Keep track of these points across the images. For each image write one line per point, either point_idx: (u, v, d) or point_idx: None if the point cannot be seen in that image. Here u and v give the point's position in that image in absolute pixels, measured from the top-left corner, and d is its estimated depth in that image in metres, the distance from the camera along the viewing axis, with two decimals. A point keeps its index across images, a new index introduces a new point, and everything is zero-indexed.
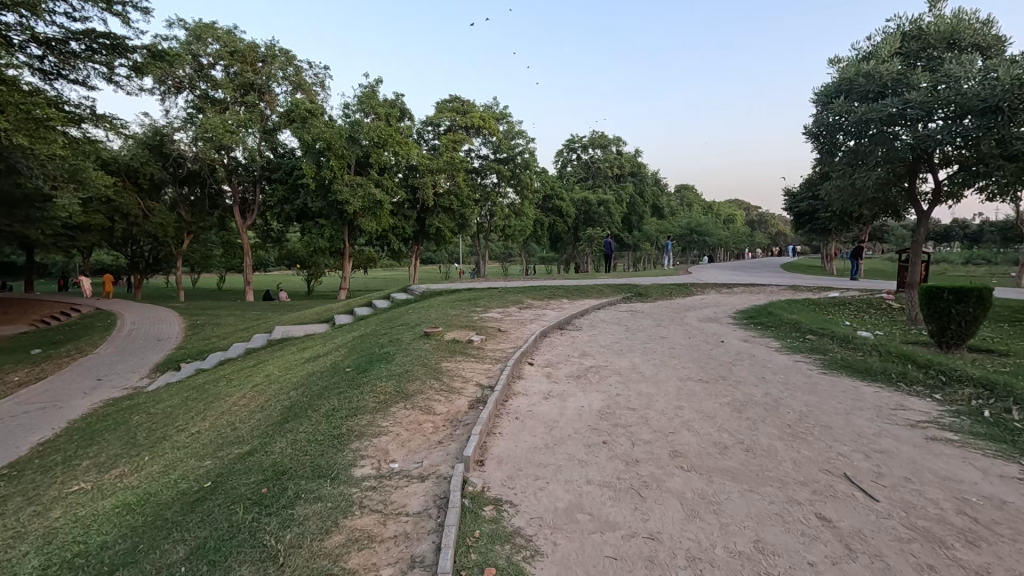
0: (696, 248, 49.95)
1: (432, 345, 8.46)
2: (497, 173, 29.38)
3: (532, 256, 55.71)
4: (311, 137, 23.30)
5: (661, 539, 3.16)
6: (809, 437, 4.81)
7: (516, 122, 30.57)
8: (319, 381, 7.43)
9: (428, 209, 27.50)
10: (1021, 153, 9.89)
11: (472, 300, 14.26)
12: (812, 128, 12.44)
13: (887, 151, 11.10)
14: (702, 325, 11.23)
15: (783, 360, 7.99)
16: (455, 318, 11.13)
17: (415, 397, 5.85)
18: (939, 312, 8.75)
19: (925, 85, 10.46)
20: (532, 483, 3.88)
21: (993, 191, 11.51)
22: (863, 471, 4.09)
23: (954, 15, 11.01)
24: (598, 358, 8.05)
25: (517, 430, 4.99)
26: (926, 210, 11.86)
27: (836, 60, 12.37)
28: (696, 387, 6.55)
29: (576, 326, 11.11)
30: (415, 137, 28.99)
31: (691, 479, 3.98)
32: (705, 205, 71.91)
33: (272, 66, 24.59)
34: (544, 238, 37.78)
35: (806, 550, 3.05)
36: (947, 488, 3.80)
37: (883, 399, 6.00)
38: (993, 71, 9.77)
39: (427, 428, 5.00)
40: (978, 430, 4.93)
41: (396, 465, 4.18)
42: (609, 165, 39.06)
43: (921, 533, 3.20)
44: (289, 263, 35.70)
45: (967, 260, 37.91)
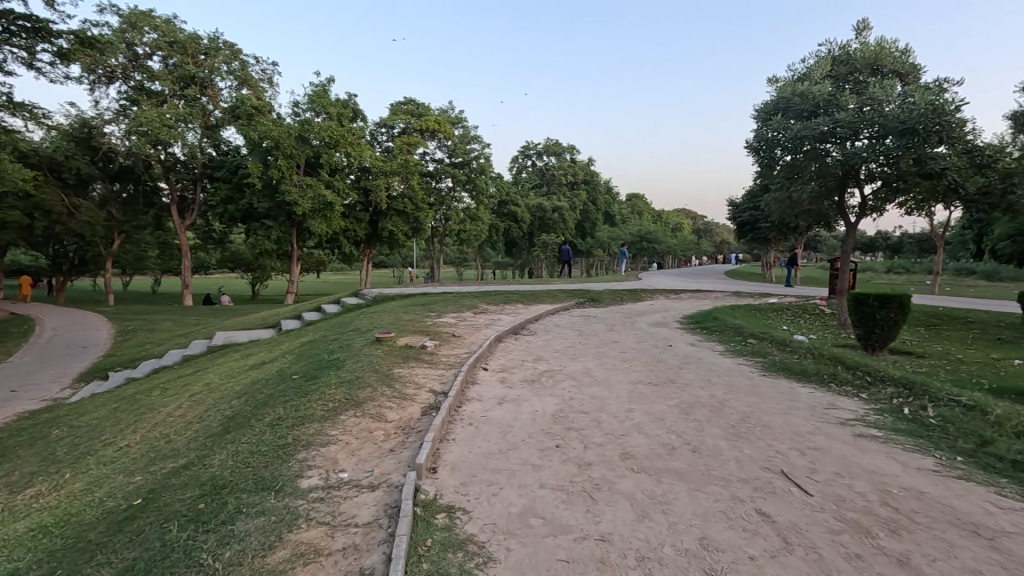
0: (646, 255, 51.53)
1: (385, 350, 8.29)
2: (452, 178, 29.21)
3: (487, 261, 55.82)
4: (258, 135, 22.42)
5: (612, 540, 3.21)
6: (751, 437, 5.04)
7: (471, 127, 30.54)
8: (264, 389, 7.12)
9: (381, 212, 26.95)
10: (935, 171, 10.86)
11: (426, 304, 14.11)
12: (753, 142, 13.11)
13: (820, 166, 11.87)
14: (652, 330, 11.55)
15: (727, 363, 8.34)
16: (408, 322, 10.97)
17: (366, 405, 5.70)
18: (866, 317, 9.38)
19: (853, 107, 11.29)
20: (486, 489, 3.86)
21: (911, 205, 12.54)
22: (799, 467, 4.33)
23: (876, 43, 11.98)
24: (552, 363, 8.14)
25: (472, 436, 4.96)
26: (854, 222, 12.74)
27: (774, 79, 13.15)
28: (645, 389, 6.74)
29: (531, 330, 11.20)
30: (368, 139, 28.46)
31: (641, 480, 4.08)
32: (655, 214, 74.37)
33: (215, 59, 23.52)
34: (499, 243, 37.89)
35: (748, 544, 3.19)
36: (873, 481, 4.08)
37: (816, 399, 6.39)
38: (910, 95, 10.70)
39: (378, 436, 4.88)
40: (899, 427, 5.33)
41: (345, 475, 4.05)
42: (563, 173, 39.77)
43: (850, 525, 3.42)
44: (232, 266, 34.05)
45: (889, 270, 40.95)
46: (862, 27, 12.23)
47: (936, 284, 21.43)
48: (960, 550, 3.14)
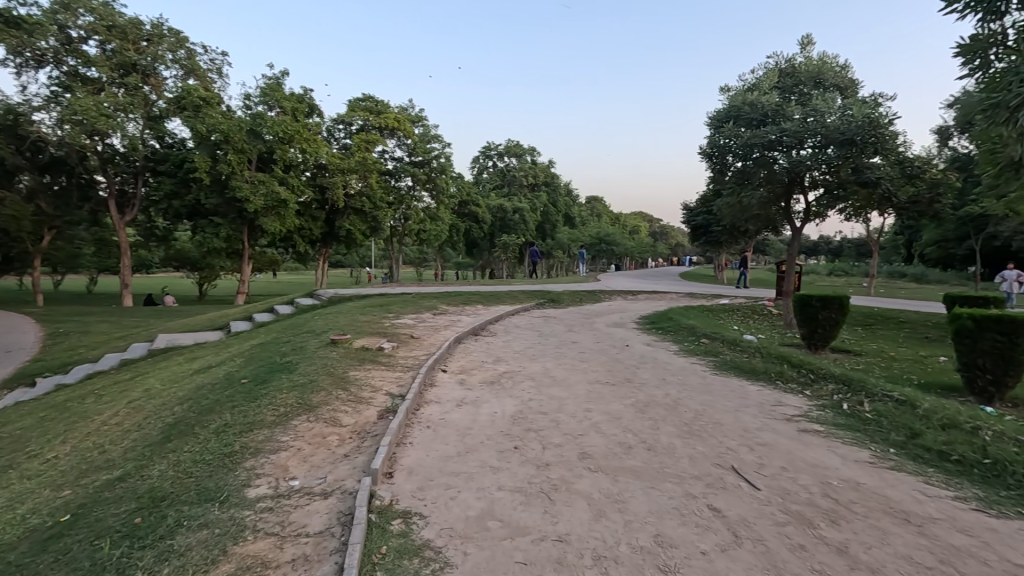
0: (605, 257, 52.47)
1: (341, 353, 8.06)
2: (412, 177, 28.85)
3: (448, 262, 55.37)
4: (206, 128, 21.39)
5: (569, 540, 3.23)
6: (703, 434, 5.20)
7: (431, 126, 30.24)
8: (210, 394, 6.78)
9: (338, 210, 26.29)
10: (872, 180, 11.55)
11: (383, 305, 13.84)
12: (706, 148, 13.56)
13: (768, 173, 12.42)
14: (610, 331, 11.75)
15: (681, 363, 8.56)
16: (365, 324, 10.72)
17: (319, 409, 5.52)
18: (810, 317, 9.86)
19: (798, 117, 11.87)
20: (443, 493, 3.81)
21: (850, 212, 13.30)
22: (748, 463, 4.49)
23: (819, 58, 12.66)
24: (511, 364, 8.15)
25: (429, 439, 4.88)
26: (799, 227, 13.38)
27: (727, 88, 13.68)
28: (603, 389, 6.84)
29: (491, 331, 11.19)
30: (325, 135, 27.72)
31: (598, 479, 4.12)
32: (612, 217, 75.82)
33: (159, 46, 22.30)
34: (460, 243, 37.66)
35: (700, 539, 3.27)
36: (815, 474, 4.28)
37: (764, 396, 6.67)
38: (849, 108, 11.37)
39: (331, 441, 4.73)
40: (838, 421, 5.63)
41: (296, 483, 3.90)
42: (523, 175, 39.95)
43: (794, 517, 3.57)
44: (177, 265, 32.30)
45: (830, 272, 43.37)
46: (806, 42, 12.89)
47: (871, 284, 22.84)
48: (893, 538, 3.33)
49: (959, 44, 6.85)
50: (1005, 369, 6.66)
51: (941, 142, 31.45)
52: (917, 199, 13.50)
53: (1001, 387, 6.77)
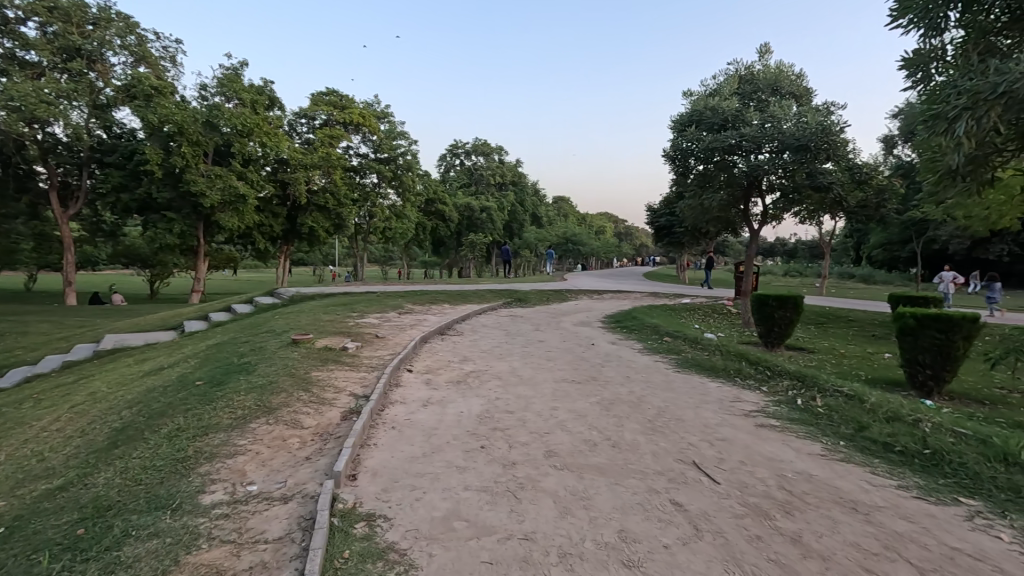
0: (572, 257, 53.00)
1: (302, 353, 7.83)
2: (377, 174, 28.31)
3: (414, 261, 54.71)
4: (158, 118, 20.33)
5: (535, 538, 3.24)
6: (666, 430, 5.32)
7: (398, 122, 29.80)
8: (161, 397, 6.46)
9: (299, 207, 25.54)
10: (825, 185, 12.08)
11: (347, 304, 13.56)
12: (669, 150, 13.86)
13: (728, 176, 12.84)
14: (576, 330, 11.85)
15: (645, 361, 8.73)
16: (328, 323, 10.46)
17: (279, 411, 5.35)
18: (767, 316, 10.23)
19: (756, 122, 12.30)
20: (409, 494, 3.75)
21: (804, 216, 13.86)
22: (708, 458, 4.62)
23: (775, 66, 13.16)
24: (478, 363, 8.12)
25: (395, 440, 4.81)
26: (757, 229, 13.85)
27: (689, 93, 14.07)
28: (569, 387, 6.90)
29: (458, 331, 11.12)
30: (286, 129, 26.93)
31: (564, 477, 4.16)
32: (579, 217, 76.63)
33: (106, 31, 21.15)
34: (427, 242, 37.24)
35: (662, 534, 3.34)
36: (772, 467, 4.45)
37: (724, 393, 6.88)
38: (804, 115, 11.89)
39: (292, 444, 4.59)
40: (793, 416, 5.87)
41: (255, 488, 3.77)
42: (491, 174, 39.87)
43: (751, 509, 3.70)
44: (126, 262, 30.75)
45: (785, 273, 45.12)
46: (764, 51, 13.38)
47: (823, 284, 23.93)
48: (842, 526, 3.49)
49: (905, 57, 7.15)
50: (943, 365, 7.10)
51: (887, 150, 33.24)
52: (865, 204, 14.19)
53: (939, 381, 7.21)
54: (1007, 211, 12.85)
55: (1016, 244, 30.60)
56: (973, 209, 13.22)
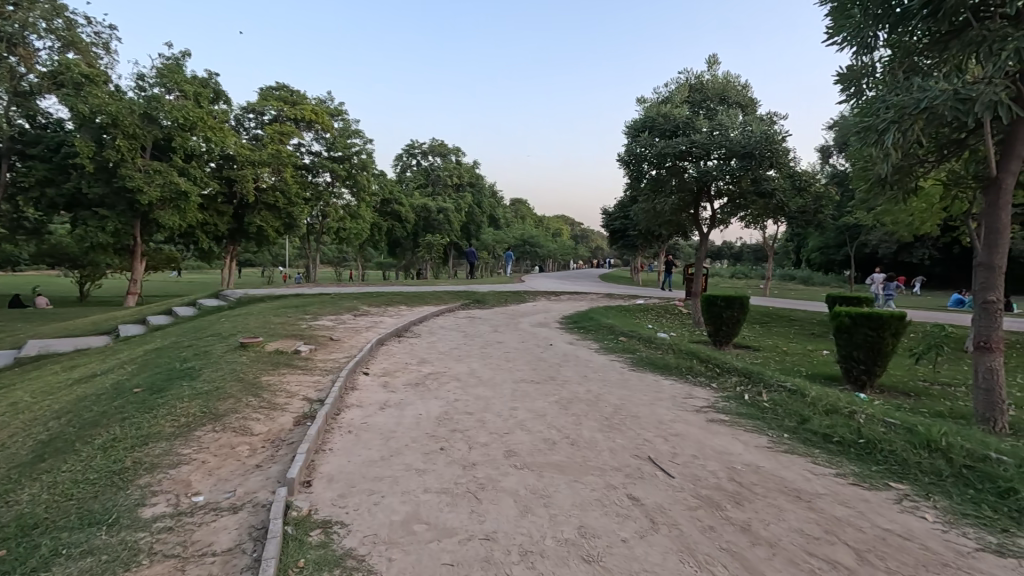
0: (529, 259, 53.41)
1: (250, 357, 7.50)
2: (330, 172, 27.51)
3: (369, 262, 53.56)
4: (89, 109, 18.95)
5: (496, 538, 3.23)
6: (622, 427, 5.44)
7: (352, 120, 29.11)
8: (93, 406, 6.03)
9: (247, 205, 24.47)
10: (768, 191, 12.72)
11: (298, 306, 13.10)
12: (623, 155, 14.19)
13: (679, 181, 13.30)
14: (534, 330, 11.95)
15: (602, 360, 8.89)
16: (278, 326, 10.08)
17: (226, 418, 5.10)
18: (715, 316, 10.65)
19: (705, 130, 12.83)
20: (366, 499, 3.66)
21: (749, 220, 14.52)
22: (663, 453, 4.76)
23: (723, 77, 13.76)
24: (436, 365, 8.04)
25: (351, 444, 4.68)
26: (706, 233, 14.40)
27: (643, 99, 14.51)
28: (528, 387, 6.94)
29: (415, 332, 10.97)
30: (232, 124, 25.81)
31: (524, 476, 4.18)
32: (536, 219, 77.37)
33: (29, 12, 19.58)
34: (382, 242, 36.55)
35: (621, 528, 3.42)
36: (722, 460, 4.64)
37: (676, 390, 7.11)
38: (749, 125, 12.52)
39: (241, 452, 4.39)
40: (740, 411, 6.14)
41: (201, 499, 3.57)
42: (448, 175, 39.67)
43: (704, 500, 3.84)
44: (52, 262, 28.57)
45: (731, 275, 47.16)
46: (712, 61, 13.97)
47: (767, 286, 25.31)
48: (787, 513, 3.68)
49: (839, 71, 7.41)
50: (874, 360, 7.61)
51: (824, 159, 35.38)
52: (804, 209, 15.03)
53: (871, 376, 7.71)
54: (927, 217, 13.94)
55: (935, 248, 33.35)
56: (898, 216, 14.27)
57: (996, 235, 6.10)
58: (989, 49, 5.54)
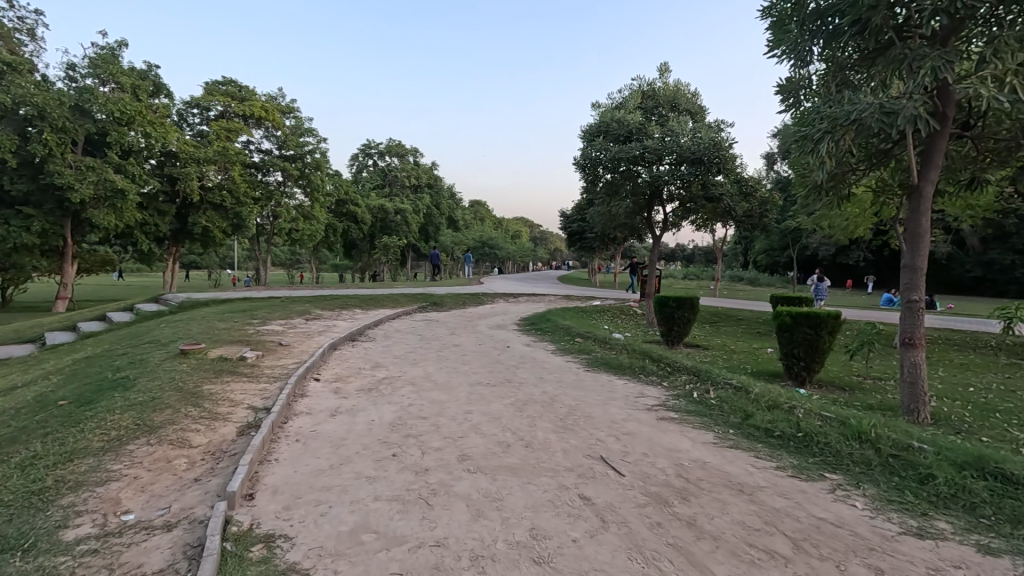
0: (488, 260, 53.44)
1: (192, 365, 7.14)
2: (282, 171, 26.57)
3: (324, 263, 52.16)
4: (12, 99, 17.57)
5: (446, 544, 3.20)
6: (576, 427, 5.52)
7: (304, 118, 28.24)
8: (11, 421, 5.56)
9: (191, 205, 23.29)
10: (717, 196, 13.21)
11: (246, 311, 12.60)
12: (579, 160, 14.45)
13: (632, 185, 13.64)
14: (491, 333, 11.93)
15: (558, 361, 8.98)
16: (223, 331, 9.64)
17: (163, 430, 4.83)
18: (667, 316, 10.96)
19: (657, 136, 13.23)
20: (312, 510, 3.55)
21: (700, 223, 15.03)
22: (614, 451, 4.86)
23: (674, 85, 14.21)
24: (391, 369, 7.90)
25: (298, 454, 4.52)
26: (659, 236, 14.81)
27: (597, 104, 14.84)
28: (484, 390, 6.94)
29: (370, 336, 10.76)
30: (175, 119, 24.57)
31: (477, 480, 4.16)
32: (495, 221, 77.47)
33: None
34: (337, 244, 35.65)
35: (572, 528, 3.45)
36: (671, 457, 4.77)
37: (629, 389, 7.28)
38: (698, 132, 12.98)
39: (178, 465, 4.15)
40: (689, 408, 6.34)
41: (131, 517, 3.36)
42: (405, 176, 39.16)
43: (653, 497, 3.94)
44: None
45: (685, 276, 48.70)
46: (663, 69, 14.41)
47: (717, 287, 26.27)
48: (730, 507, 3.82)
49: (779, 82, 7.72)
50: (812, 356, 8.04)
51: (769, 165, 37.11)
52: (750, 214, 15.69)
53: (810, 371, 8.13)
54: (860, 220, 14.86)
55: (869, 250, 35.55)
56: (835, 220, 15.13)
57: (918, 239, 6.59)
58: (910, 65, 5.94)
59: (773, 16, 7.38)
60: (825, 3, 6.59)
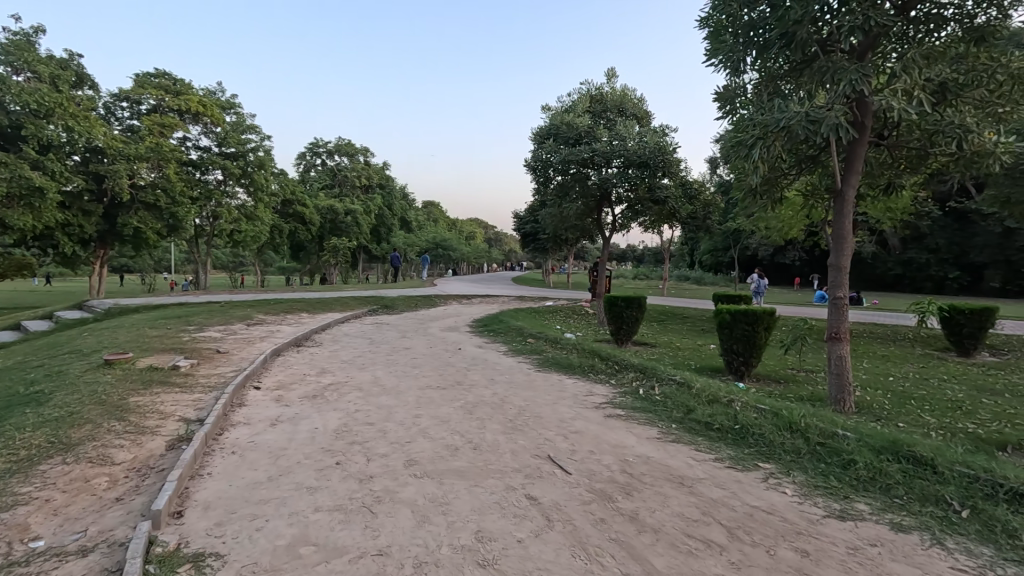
0: (443, 262, 53.01)
1: (119, 376, 6.65)
2: (222, 170, 25.26)
3: (269, 266, 50.12)
4: None
5: (389, 552, 3.13)
6: (525, 428, 5.55)
7: (246, 114, 27.03)
8: None
9: (120, 204, 21.77)
10: (663, 199, 13.59)
11: (181, 317, 11.91)
12: (530, 161, 14.61)
13: (582, 187, 13.88)
14: (443, 335, 11.81)
15: (509, 363, 8.99)
16: (154, 339, 9.05)
17: (81, 447, 4.48)
18: (616, 315, 11.22)
19: (606, 139, 13.54)
20: (247, 525, 3.39)
21: (648, 225, 15.42)
22: (562, 450, 4.92)
23: (621, 90, 14.58)
24: (337, 375, 7.67)
25: (234, 467, 4.31)
26: (609, 237, 15.11)
27: (547, 107, 15.09)
28: (434, 393, 6.86)
29: (316, 341, 10.42)
30: (101, 113, 22.93)
31: (424, 485, 4.10)
32: (449, 223, 77.01)
33: None
34: (284, 246, 34.36)
35: (517, 529, 3.46)
36: (617, 453, 4.88)
37: (579, 388, 7.38)
38: (645, 136, 13.36)
39: (97, 485, 3.87)
40: (636, 405, 6.51)
41: (40, 544, 3.10)
42: (355, 176, 38.26)
43: (598, 494, 4.01)
44: None
45: (635, 275, 50.09)
46: (611, 74, 14.75)
47: (665, 287, 27.27)
48: (671, 499, 3.95)
49: (717, 90, 8.04)
50: (750, 352, 8.43)
51: (712, 169, 38.77)
52: (695, 215, 16.28)
53: (748, 366, 8.52)
54: (793, 221, 15.77)
55: (803, 250, 37.77)
56: (771, 221, 15.97)
57: (842, 240, 7.04)
58: (831, 77, 6.36)
59: (709, 27, 7.69)
60: (757, 15, 6.94)
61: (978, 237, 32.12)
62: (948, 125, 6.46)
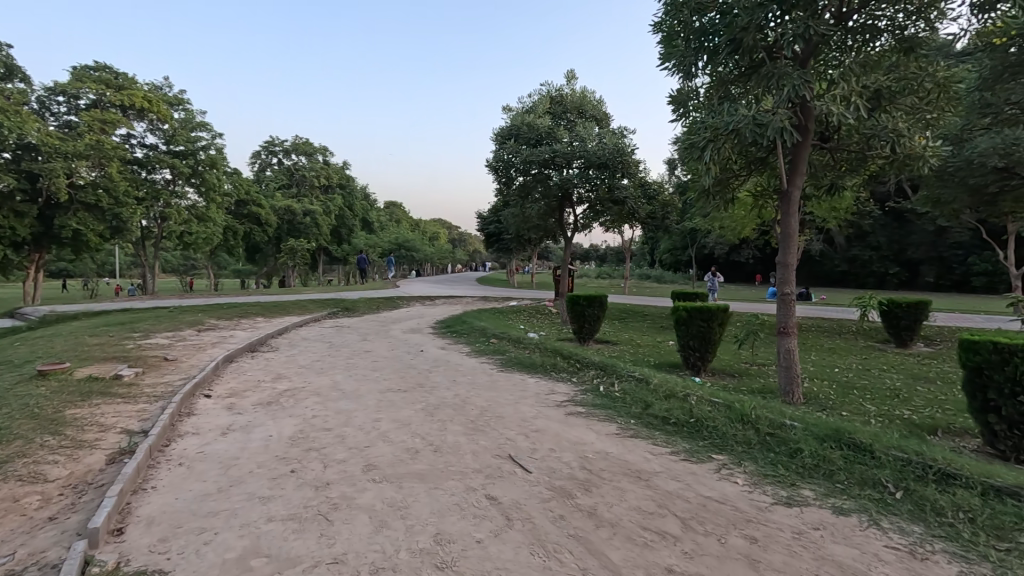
0: (406, 263, 52.33)
1: (53, 388, 6.24)
2: (171, 169, 24.13)
3: (222, 268, 48.17)
4: None
5: (345, 559, 3.07)
6: (486, 428, 5.55)
7: (196, 111, 25.92)
8: None
9: (58, 205, 20.47)
10: (622, 199, 13.86)
11: (125, 324, 11.29)
12: (492, 162, 14.66)
13: (544, 187, 14.02)
14: (405, 337, 11.67)
15: (472, 363, 8.97)
16: (94, 348, 8.55)
17: (9, 465, 4.18)
18: (578, 314, 11.36)
19: (566, 140, 13.72)
20: (194, 539, 3.25)
21: (608, 225, 15.70)
22: (522, 449, 4.95)
23: (580, 92, 14.76)
24: (294, 380, 7.45)
25: (181, 479, 4.12)
26: (570, 237, 15.29)
27: (508, 108, 15.17)
28: (395, 396, 6.76)
29: (272, 346, 10.10)
30: (34, 107, 21.51)
31: (382, 489, 4.03)
32: (411, 223, 76.16)
33: None
34: (239, 248, 33.16)
35: (477, 529, 3.46)
36: (577, 450, 4.94)
37: (541, 387, 7.44)
38: (604, 137, 13.60)
39: (27, 505, 3.62)
40: (597, 402, 6.61)
41: None
42: (314, 175, 37.32)
43: (558, 491, 4.05)
44: None
45: (597, 275, 50.82)
46: (570, 77, 14.91)
47: (626, 285, 27.82)
48: (628, 493, 4.03)
49: (671, 93, 8.25)
50: (705, 347, 8.71)
51: (670, 170, 39.78)
52: (653, 215, 16.67)
53: (704, 361, 8.80)
54: (745, 221, 16.39)
55: (757, 249, 39.28)
56: (725, 221, 16.54)
57: (788, 239, 7.36)
58: (775, 83, 6.62)
59: (663, 32, 7.89)
60: (707, 21, 7.17)
61: (914, 236, 34.61)
62: (882, 130, 6.98)
